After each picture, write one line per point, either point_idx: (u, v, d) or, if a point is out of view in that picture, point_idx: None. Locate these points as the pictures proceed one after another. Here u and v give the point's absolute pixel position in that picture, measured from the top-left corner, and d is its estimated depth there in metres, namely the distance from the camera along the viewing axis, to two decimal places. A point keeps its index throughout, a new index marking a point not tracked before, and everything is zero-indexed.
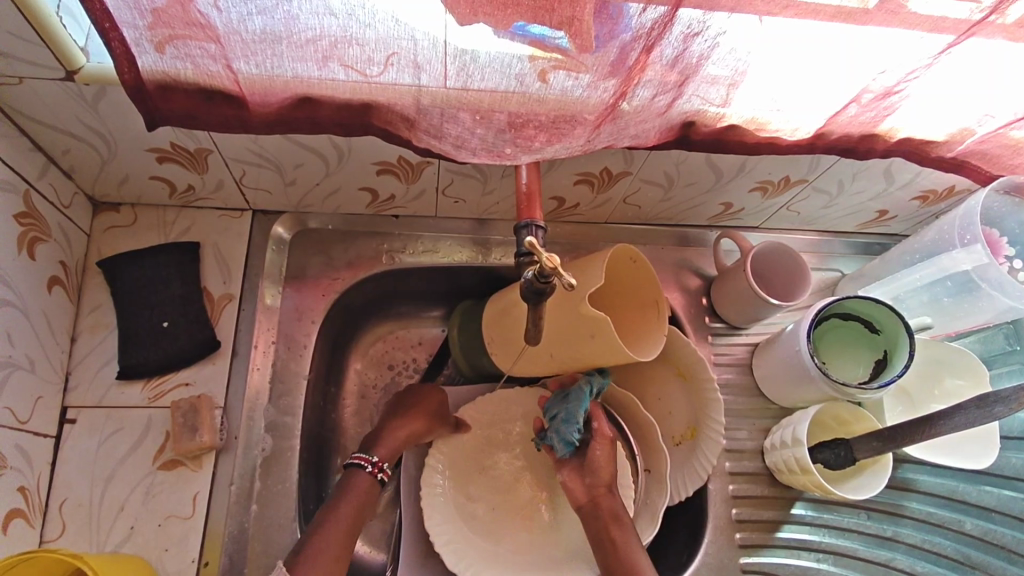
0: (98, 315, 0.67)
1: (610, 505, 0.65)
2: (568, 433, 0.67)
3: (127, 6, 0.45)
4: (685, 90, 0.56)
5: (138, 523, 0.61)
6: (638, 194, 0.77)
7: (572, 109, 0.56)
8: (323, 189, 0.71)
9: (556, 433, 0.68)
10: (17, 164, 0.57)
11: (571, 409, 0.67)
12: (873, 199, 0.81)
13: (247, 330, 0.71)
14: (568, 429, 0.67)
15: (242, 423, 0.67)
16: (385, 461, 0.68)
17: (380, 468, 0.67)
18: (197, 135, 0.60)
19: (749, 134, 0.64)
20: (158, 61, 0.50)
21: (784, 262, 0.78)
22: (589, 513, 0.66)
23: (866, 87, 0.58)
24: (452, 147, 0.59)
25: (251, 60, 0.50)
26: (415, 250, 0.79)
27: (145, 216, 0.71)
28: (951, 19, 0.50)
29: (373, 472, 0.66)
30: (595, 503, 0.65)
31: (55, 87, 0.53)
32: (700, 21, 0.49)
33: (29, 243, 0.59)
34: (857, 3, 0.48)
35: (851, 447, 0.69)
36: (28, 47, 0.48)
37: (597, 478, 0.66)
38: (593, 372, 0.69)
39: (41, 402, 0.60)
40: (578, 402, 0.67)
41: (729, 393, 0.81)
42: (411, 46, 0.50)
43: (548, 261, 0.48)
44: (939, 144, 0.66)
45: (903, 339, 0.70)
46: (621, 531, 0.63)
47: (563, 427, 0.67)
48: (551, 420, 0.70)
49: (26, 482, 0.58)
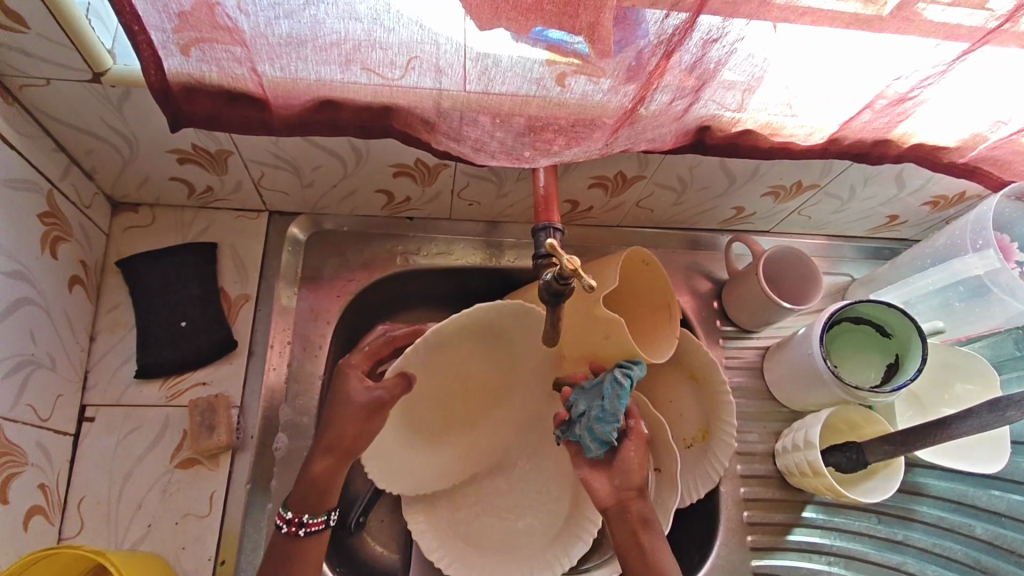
0: (117, 314, 0.67)
1: (640, 509, 0.62)
2: (604, 432, 0.59)
3: (156, 10, 0.46)
4: (702, 95, 0.57)
5: (156, 520, 0.62)
6: (651, 198, 0.77)
7: (590, 113, 0.56)
8: (340, 191, 0.72)
9: (587, 430, 0.60)
10: (41, 164, 0.58)
11: (613, 404, 0.59)
12: (884, 205, 0.81)
13: (263, 330, 0.71)
14: (607, 426, 0.59)
15: (257, 424, 0.67)
16: (298, 510, 0.57)
17: (294, 521, 0.56)
18: (218, 138, 0.61)
19: (763, 139, 0.64)
20: (183, 63, 0.51)
21: (797, 266, 0.78)
22: (616, 515, 0.62)
23: (881, 93, 0.58)
24: (471, 150, 0.60)
25: (276, 63, 0.51)
26: (429, 252, 0.80)
27: (163, 216, 0.72)
28: (965, 27, 0.50)
29: (290, 529, 0.56)
30: (623, 506, 0.62)
31: (81, 89, 0.53)
32: (720, 28, 0.49)
33: (51, 242, 0.60)
34: (872, 10, 0.49)
35: (863, 449, 0.70)
36: (58, 50, 0.49)
37: (627, 480, 0.62)
38: (631, 366, 0.60)
39: (61, 401, 0.61)
40: (616, 398, 0.59)
41: (740, 396, 0.81)
42: (434, 50, 0.50)
43: (568, 264, 0.48)
44: (951, 150, 0.67)
45: (916, 343, 0.71)
46: (649, 536, 0.60)
47: (601, 423, 0.59)
48: (580, 416, 0.61)
49: (46, 479, 0.58)
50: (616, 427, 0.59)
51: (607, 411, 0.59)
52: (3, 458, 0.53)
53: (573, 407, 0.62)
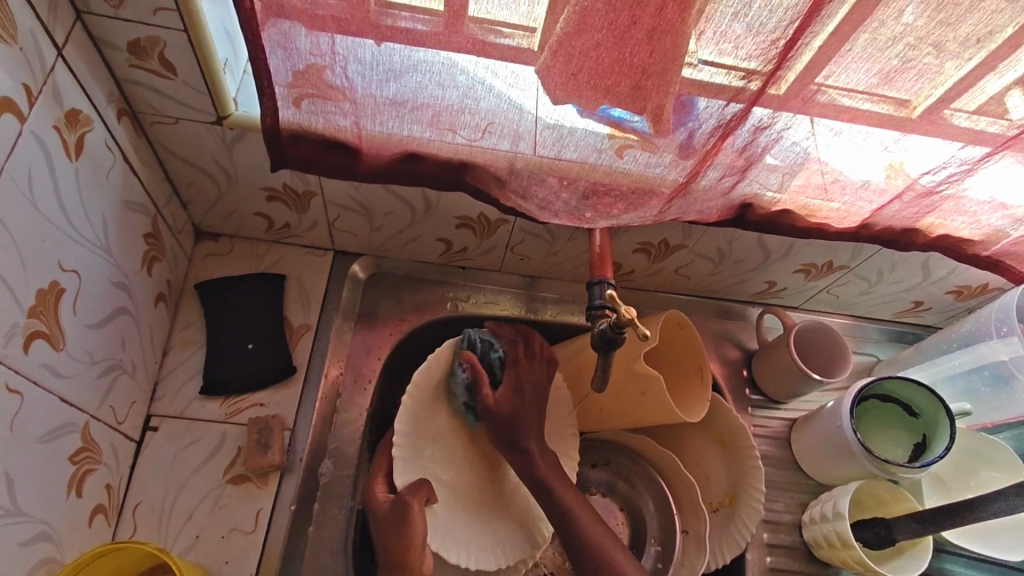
0: (189, 332, 0.72)
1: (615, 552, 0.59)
2: (594, 300, 0.61)
3: (284, 69, 0.54)
4: (748, 175, 0.63)
5: (203, 532, 0.64)
6: (690, 266, 0.83)
7: (649, 182, 0.63)
8: (404, 237, 0.78)
9: (598, 311, 0.60)
10: (152, 191, 0.65)
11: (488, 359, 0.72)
12: (908, 290, 0.86)
13: (320, 359, 0.75)
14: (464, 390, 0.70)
15: (307, 447, 0.71)
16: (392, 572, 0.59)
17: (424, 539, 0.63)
18: (309, 179, 0.68)
19: (800, 219, 0.70)
20: (295, 114, 0.58)
21: (827, 342, 0.82)
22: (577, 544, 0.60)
23: (913, 185, 0.64)
24: (537, 208, 0.67)
25: (378, 120, 0.59)
26: (477, 300, 0.85)
27: (240, 247, 0.78)
28: (989, 133, 0.57)
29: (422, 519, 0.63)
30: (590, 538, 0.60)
31: (202, 129, 0.61)
32: (769, 118, 0.56)
33: (148, 261, 0.66)
34: (904, 112, 0.55)
35: (890, 527, 0.71)
36: (195, 95, 0.57)
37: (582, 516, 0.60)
38: (597, 283, 0.61)
39: (133, 407, 0.65)
40: (594, 295, 0.61)
41: (768, 465, 0.83)
42: (516, 119, 0.57)
43: (625, 313, 0.55)
44: (976, 242, 0.72)
45: (944, 424, 0.74)
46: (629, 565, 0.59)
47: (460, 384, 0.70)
48: (599, 300, 0.61)
49: (111, 481, 0.61)
50: (594, 298, 0.61)
51: (597, 298, 0.61)
52: (83, 453, 0.57)
53: (593, 301, 0.61)
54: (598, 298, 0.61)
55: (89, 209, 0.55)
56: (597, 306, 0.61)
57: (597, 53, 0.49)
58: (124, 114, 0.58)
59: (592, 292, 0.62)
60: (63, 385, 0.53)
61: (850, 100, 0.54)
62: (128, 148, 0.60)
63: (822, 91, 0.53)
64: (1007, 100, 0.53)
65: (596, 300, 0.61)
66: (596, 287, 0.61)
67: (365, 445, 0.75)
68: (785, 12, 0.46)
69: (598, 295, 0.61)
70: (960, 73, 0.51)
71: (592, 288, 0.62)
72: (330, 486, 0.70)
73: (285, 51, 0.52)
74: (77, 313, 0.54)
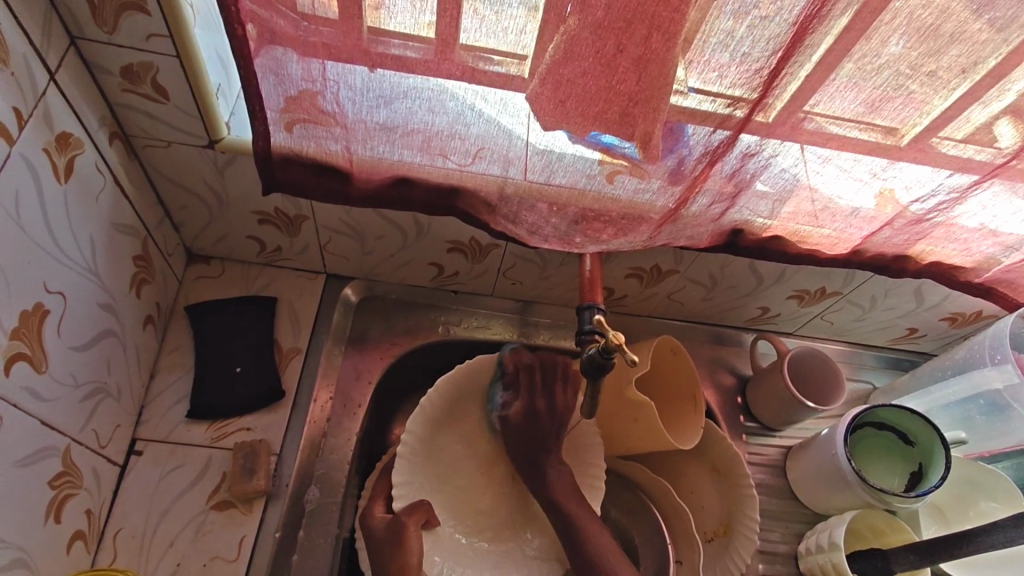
0: (176, 355, 0.72)
1: None
2: (580, 325, 0.61)
3: (276, 94, 0.54)
4: (738, 201, 0.64)
5: (184, 559, 0.63)
6: (682, 292, 0.83)
7: (638, 208, 0.63)
8: (396, 261, 0.78)
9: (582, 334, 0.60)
10: (142, 214, 0.65)
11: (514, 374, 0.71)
12: (902, 317, 0.85)
13: (309, 383, 0.74)
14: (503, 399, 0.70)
15: (292, 472, 0.70)
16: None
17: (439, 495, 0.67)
18: (300, 204, 0.68)
19: (791, 245, 0.70)
20: (287, 138, 0.58)
21: (821, 369, 0.81)
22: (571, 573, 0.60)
23: (902, 213, 0.64)
24: (527, 232, 0.67)
25: (368, 144, 0.59)
26: (469, 325, 0.84)
27: (230, 270, 0.78)
28: (977, 161, 0.57)
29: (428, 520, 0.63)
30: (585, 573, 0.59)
31: (194, 152, 0.61)
32: (757, 145, 0.56)
33: (137, 283, 0.65)
34: (892, 140, 0.55)
35: (887, 558, 0.69)
36: (187, 119, 0.57)
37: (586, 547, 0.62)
38: (586, 304, 0.61)
39: (117, 430, 0.64)
40: (581, 320, 0.61)
41: (763, 494, 0.82)
42: (505, 144, 0.58)
43: (612, 338, 0.54)
44: (967, 270, 0.72)
45: (939, 453, 0.73)
46: None
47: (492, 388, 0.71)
48: (586, 322, 0.60)
49: (91, 506, 0.60)
50: (582, 321, 0.61)
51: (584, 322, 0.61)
52: (64, 478, 0.56)
53: (582, 324, 0.61)
54: (584, 322, 0.61)
55: (77, 229, 0.55)
56: (583, 329, 0.61)
57: (584, 80, 0.50)
58: (116, 137, 0.59)
59: (579, 315, 0.62)
60: (45, 408, 0.53)
61: (839, 128, 0.54)
62: (118, 171, 0.60)
63: (809, 119, 0.53)
64: (996, 129, 0.54)
65: (583, 323, 0.61)
66: (585, 307, 0.61)
67: (353, 472, 0.74)
68: (769, 41, 0.47)
69: (586, 319, 0.61)
70: (947, 103, 0.51)
71: (580, 311, 0.62)
72: (317, 512, 0.69)
73: (276, 77, 0.53)
74: (61, 334, 0.54)
